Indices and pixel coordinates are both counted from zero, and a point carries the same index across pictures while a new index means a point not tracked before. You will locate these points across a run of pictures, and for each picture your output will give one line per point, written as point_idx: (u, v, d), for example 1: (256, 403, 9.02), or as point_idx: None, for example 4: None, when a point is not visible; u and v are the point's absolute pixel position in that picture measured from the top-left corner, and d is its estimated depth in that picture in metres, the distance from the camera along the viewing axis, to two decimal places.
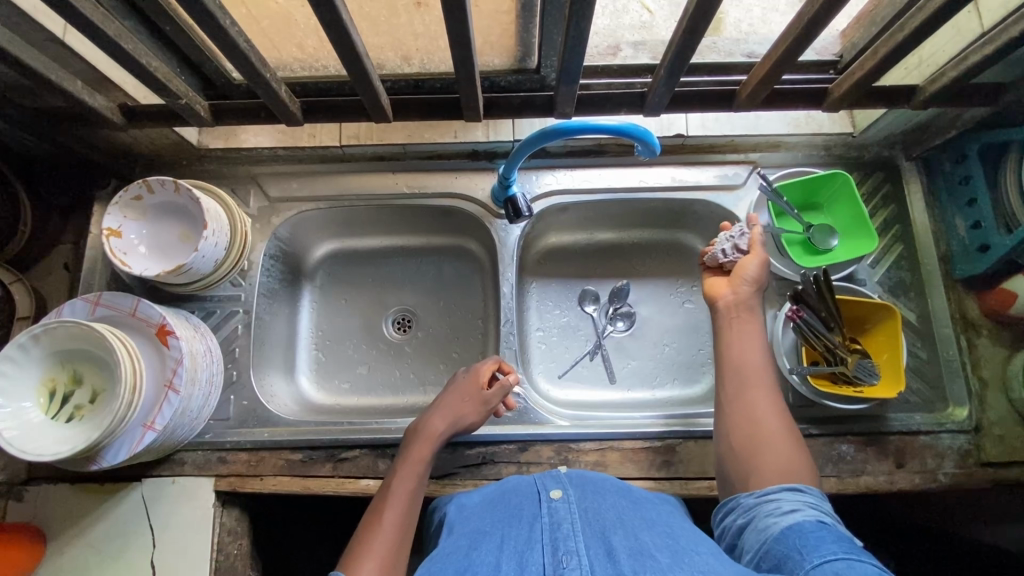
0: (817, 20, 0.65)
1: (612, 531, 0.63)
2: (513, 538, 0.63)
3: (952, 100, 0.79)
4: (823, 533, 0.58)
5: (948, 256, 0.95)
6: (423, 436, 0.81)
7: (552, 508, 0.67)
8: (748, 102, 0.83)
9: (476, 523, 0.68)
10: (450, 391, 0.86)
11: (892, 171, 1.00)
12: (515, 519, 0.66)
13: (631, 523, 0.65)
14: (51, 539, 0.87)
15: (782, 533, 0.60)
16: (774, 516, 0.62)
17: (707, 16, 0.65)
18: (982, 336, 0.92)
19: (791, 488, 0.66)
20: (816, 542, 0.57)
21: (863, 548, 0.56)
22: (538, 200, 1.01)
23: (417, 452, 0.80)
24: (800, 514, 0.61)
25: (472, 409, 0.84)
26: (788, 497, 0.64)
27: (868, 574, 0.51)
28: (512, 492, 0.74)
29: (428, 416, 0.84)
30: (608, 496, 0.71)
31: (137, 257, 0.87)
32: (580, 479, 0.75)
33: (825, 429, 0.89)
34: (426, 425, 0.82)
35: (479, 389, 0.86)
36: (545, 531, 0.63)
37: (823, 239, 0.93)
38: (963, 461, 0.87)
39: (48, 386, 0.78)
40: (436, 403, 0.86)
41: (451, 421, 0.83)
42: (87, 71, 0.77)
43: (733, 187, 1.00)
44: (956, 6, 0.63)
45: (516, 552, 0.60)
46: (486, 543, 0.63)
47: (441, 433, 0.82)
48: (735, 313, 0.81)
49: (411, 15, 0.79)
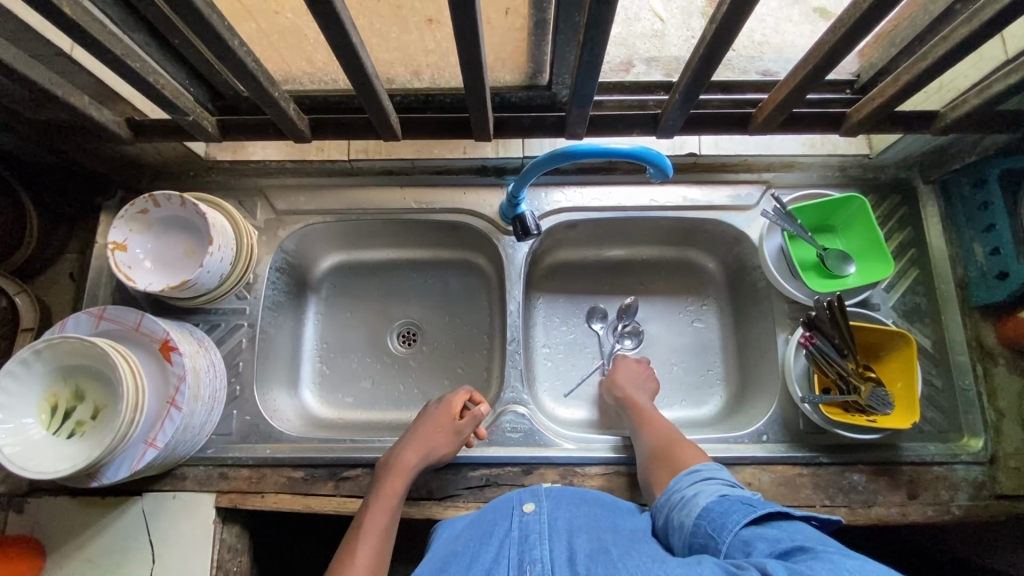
0: (838, 48, 0.63)
1: (576, 534, 0.65)
2: (482, 557, 0.64)
3: (974, 127, 0.77)
4: (724, 506, 0.64)
5: (965, 281, 0.93)
6: (396, 471, 0.80)
7: (524, 521, 0.69)
8: (763, 125, 0.82)
9: (453, 543, 0.69)
10: (420, 425, 0.86)
11: (908, 193, 0.98)
12: (489, 535, 0.68)
13: (598, 526, 0.68)
14: (51, 552, 0.86)
15: (696, 523, 0.65)
16: (683, 507, 0.68)
17: (725, 41, 0.64)
18: (998, 365, 0.90)
19: (690, 470, 0.73)
20: (723, 520, 0.63)
21: (757, 506, 0.64)
22: (546, 218, 0.99)
23: (390, 486, 0.79)
24: (702, 497, 0.68)
25: (445, 441, 0.83)
26: (690, 479, 0.71)
27: (772, 539, 0.58)
28: (490, 509, 0.74)
29: (401, 448, 0.82)
30: (582, 504, 0.72)
31: (141, 271, 0.86)
32: (559, 491, 0.75)
33: (836, 458, 0.87)
34: (398, 459, 0.81)
35: (450, 420, 0.85)
36: (513, 545, 0.65)
37: (838, 265, 0.91)
38: (978, 494, 0.85)
39: (50, 402, 0.77)
40: (407, 435, 0.84)
41: (426, 456, 0.82)
42: (94, 85, 0.77)
43: (745, 207, 0.98)
44: (984, 35, 0.61)
45: (484, 571, 0.62)
46: (456, 564, 0.63)
47: (413, 468, 0.81)
48: (623, 388, 0.93)
49: (422, 32, 0.78)
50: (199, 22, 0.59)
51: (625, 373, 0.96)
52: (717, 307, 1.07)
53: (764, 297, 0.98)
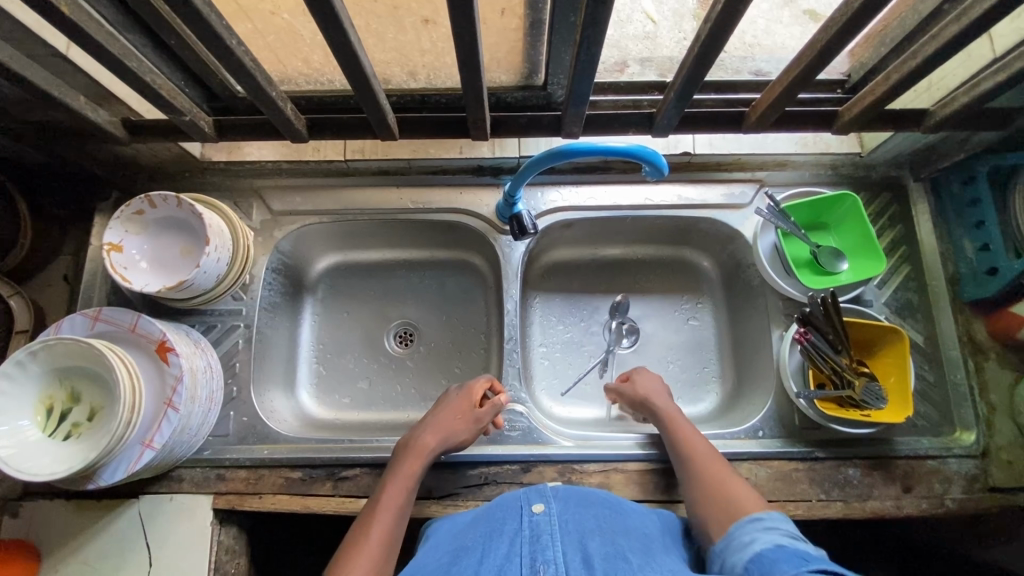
0: (829, 47, 0.64)
1: (589, 537, 0.66)
2: (493, 551, 0.64)
3: (964, 126, 0.78)
4: (776, 555, 0.61)
5: (955, 278, 0.95)
6: (416, 453, 0.81)
7: (534, 521, 0.68)
8: (756, 123, 0.83)
9: (461, 539, 0.69)
10: (440, 410, 0.86)
11: (899, 191, 0.99)
12: (497, 533, 0.67)
13: (608, 528, 0.68)
14: (47, 556, 0.86)
15: (745, 567, 0.62)
16: (736, 551, 0.66)
17: (719, 41, 0.65)
18: (990, 359, 0.92)
19: (752, 518, 0.68)
20: (770, 565, 0.60)
21: (813, 561, 0.59)
22: (543, 217, 1.00)
23: (408, 468, 0.79)
24: (757, 542, 0.64)
25: (464, 427, 0.84)
26: (750, 527, 0.67)
27: None
28: (497, 506, 0.74)
29: (420, 431, 0.83)
30: (590, 505, 0.73)
31: (138, 272, 0.86)
32: (565, 491, 0.75)
33: (831, 453, 0.88)
34: (417, 440, 0.82)
35: (468, 406, 0.86)
36: (525, 543, 0.65)
37: (830, 261, 0.93)
38: (971, 487, 0.87)
39: (46, 404, 0.77)
40: (426, 420, 0.85)
41: (444, 440, 0.82)
42: (90, 86, 0.77)
43: (738, 206, 0.99)
44: (972, 34, 0.62)
45: (496, 567, 0.62)
46: (467, 558, 0.64)
47: (432, 452, 0.81)
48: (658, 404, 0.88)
49: (418, 32, 0.79)
50: (198, 21, 0.59)
51: (654, 386, 0.91)
52: (712, 305, 1.08)
53: (758, 295, 0.99)
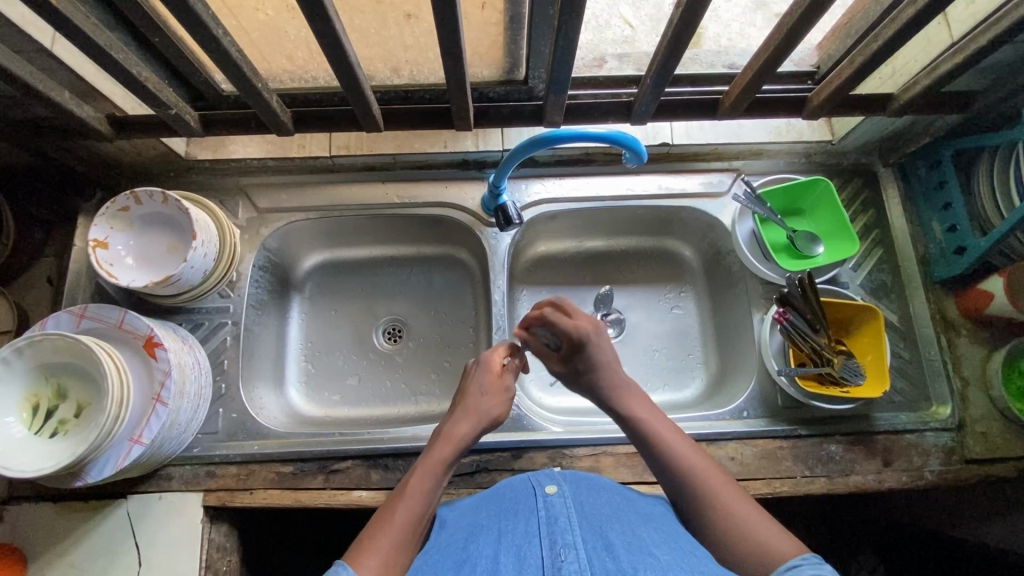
0: (794, 32, 0.68)
1: (609, 527, 0.63)
2: (511, 531, 0.63)
3: (924, 108, 0.82)
4: None
5: (925, 258, 0.99)
6: (444, 436, 0.73)
7: (549, 502, 0.67)
8: (730, 109, 0.85)
9: (474, 517, 0.70)
10: (468, 388, 0.80)
11: (870, 177, 1.03)
12: (511, 513, 0.67)
13: (627, 518, 0.66)
14: (33, 559, 0.84)
15: None
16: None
17: (692, 25, 0.67)
18: (961, 335, 0.95)
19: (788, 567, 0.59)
20: None
21: None
22: (527, 209, 1.02)
23: (437, 453, 0.72)
24: None
25: (498, 402, 0.78)
26: None
27: None
28: (507, 488, 0.74)
29: (450, 419, 0.76)
30: (601, 492, 0.72)
31: (123, 269, 0.86)
32: (573, 477, 0.75)
33: (813, 431, 0.90)
34: (449, 427, 0.75)
35: (501, 378, 0.81)
36: (541, 525, 0.63)
37: (806, 246, 0.96)
38: (949, 459, 0.89)
39: (31, 402, 0.77)
40: (456, 408, 0.78)
41: (477, 422, 0.76)
42: (74, 81, 0.77)
43: (717, 194, 1.02)
44: (925, 16, 0.66)
45: (514, 547, 0.61)
46: (483, 538, 0.64)
47: (465, 434, 0.74)
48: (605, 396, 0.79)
49: (401, 27, 0.80)
50: (183, 9, 0.60)
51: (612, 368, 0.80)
52: (695, 294, 1.10)
53: (738, 281, 1.02)
